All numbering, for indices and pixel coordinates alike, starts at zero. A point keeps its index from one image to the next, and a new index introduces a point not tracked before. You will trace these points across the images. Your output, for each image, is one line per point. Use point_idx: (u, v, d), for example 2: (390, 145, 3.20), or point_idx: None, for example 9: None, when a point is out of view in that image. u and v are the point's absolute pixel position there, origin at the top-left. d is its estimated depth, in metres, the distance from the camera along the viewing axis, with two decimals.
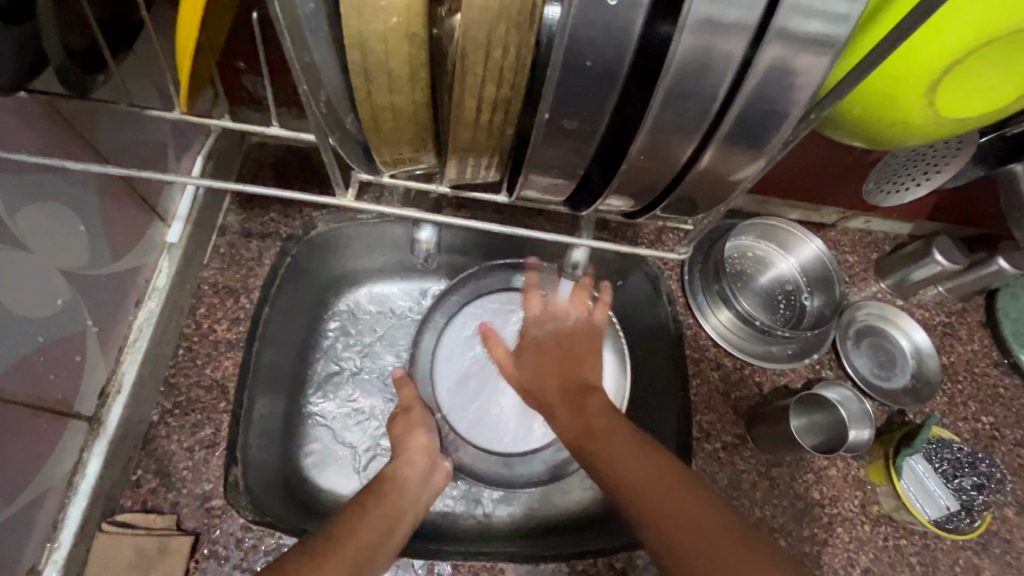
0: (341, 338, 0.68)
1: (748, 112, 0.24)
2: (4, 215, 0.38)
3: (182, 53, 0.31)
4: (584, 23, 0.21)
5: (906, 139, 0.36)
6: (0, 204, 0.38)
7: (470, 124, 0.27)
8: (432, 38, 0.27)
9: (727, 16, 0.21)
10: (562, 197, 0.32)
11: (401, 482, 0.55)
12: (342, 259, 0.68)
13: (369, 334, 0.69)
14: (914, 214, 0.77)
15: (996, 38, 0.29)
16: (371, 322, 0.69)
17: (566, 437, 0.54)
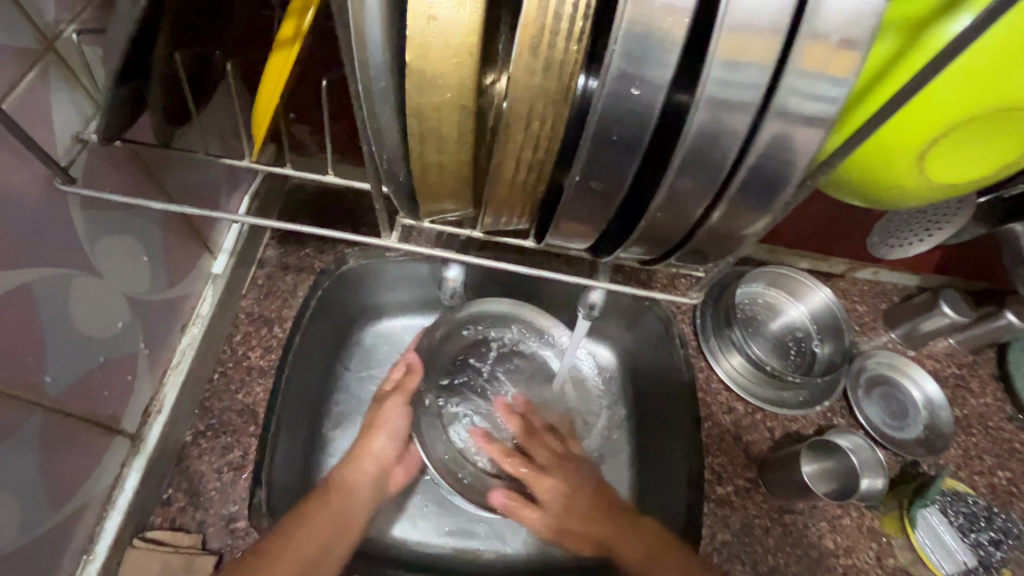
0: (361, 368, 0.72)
1: (752, 177, 0.28)
2: (86, 244, 0.43)
3: (260, 117, 0.35)
4: (614, 102, 0.25)
5: (901, 199, 0.39)
6: (85, 234, 0.43)
7: (509, 180, 0.31)
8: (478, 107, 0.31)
9: (735, 98, 0.25)
10: (583, 246, 0.36)
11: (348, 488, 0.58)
12: (368, 294, 0.72)
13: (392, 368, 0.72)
14: (920, 266, 0.80)
15: (977, 114, 0.32)
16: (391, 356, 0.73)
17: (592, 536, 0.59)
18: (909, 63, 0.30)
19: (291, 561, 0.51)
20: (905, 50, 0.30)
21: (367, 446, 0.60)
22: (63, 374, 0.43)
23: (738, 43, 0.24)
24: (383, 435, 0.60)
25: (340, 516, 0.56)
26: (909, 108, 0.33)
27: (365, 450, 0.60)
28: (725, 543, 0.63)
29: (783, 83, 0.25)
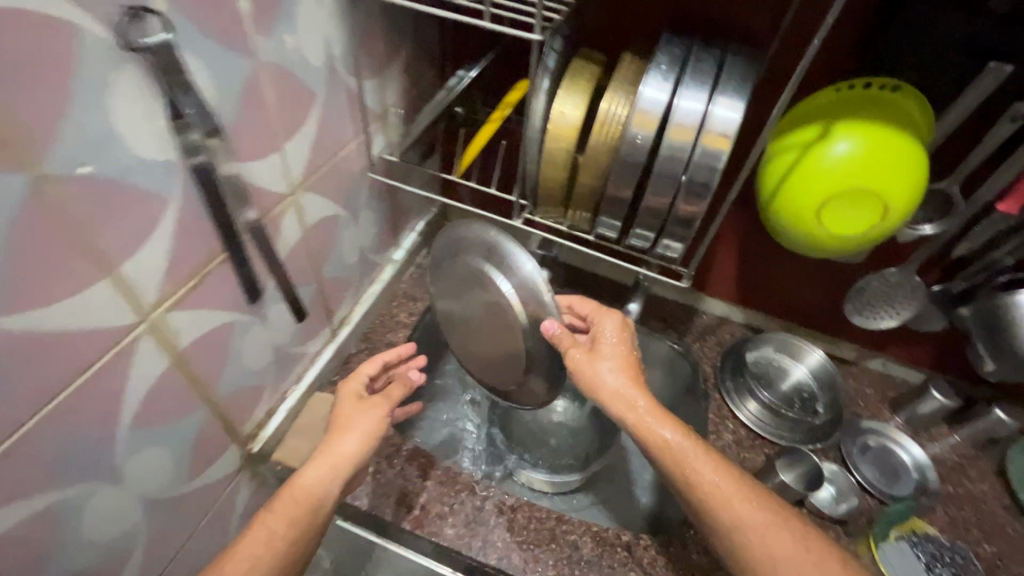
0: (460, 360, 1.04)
1: (691, 189, 0.55)
2: (365, 207, 0.81)
3: (471, 150, 0.72)
4: (630, 147, 0.55)
5: (820, 244, 0.66)
6: (366, 203, 0.81)
7: (583, 186, 0.63)
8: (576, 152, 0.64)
9: (677, 152, 0.54)
10: (615, 235, 0.66)
11: (304, 492, 0.59)
12: None
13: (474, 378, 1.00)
14: (922, 363, 0.95)
15: (839, 192, 0.61)
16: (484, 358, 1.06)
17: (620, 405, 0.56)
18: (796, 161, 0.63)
19: (250, 563, 0.53)
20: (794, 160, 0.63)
21: (336, 452, 0.63)
22: (332, 269, 0.79)
23: (677, 128, 0.53)
24: (356, 437, 0.64)
25: (297, 518, 0.57)
26: (789, 169, 0.63)
27: (333, 450, 0.63)
28: None
29: (698, 148, 0.53)
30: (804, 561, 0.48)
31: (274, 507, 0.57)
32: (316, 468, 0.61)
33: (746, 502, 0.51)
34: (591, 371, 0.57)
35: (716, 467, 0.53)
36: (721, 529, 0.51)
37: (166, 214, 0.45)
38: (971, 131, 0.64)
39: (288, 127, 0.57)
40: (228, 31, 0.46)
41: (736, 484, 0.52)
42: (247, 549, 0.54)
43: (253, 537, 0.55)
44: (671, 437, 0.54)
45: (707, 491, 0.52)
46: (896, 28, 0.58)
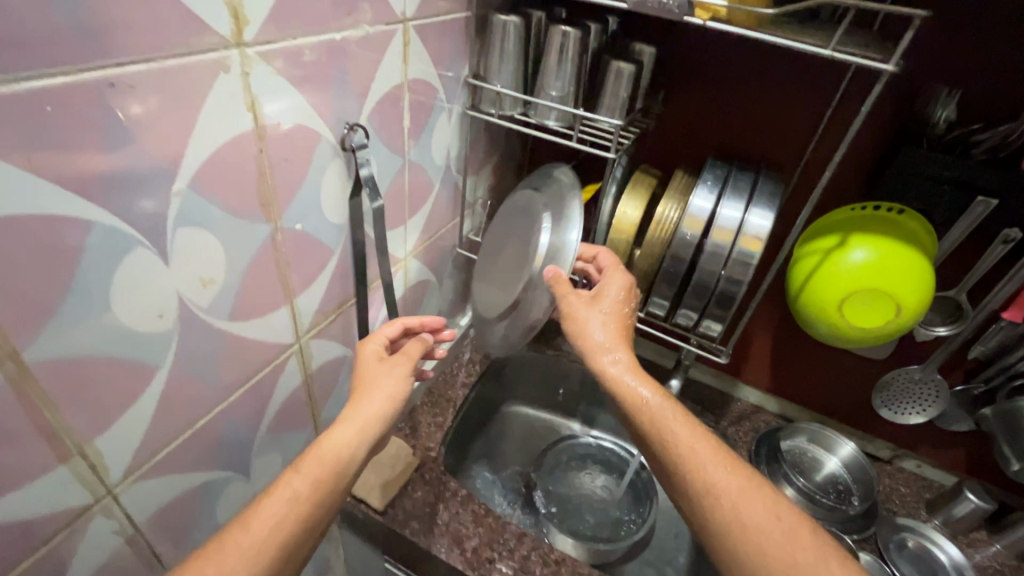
0: (502, 434, 1.22)
1: (729, 278, 0.68)
2: (448, 278, 0.97)
3: None
4: (678, 243, 0.69)
5: (849, 335, 0.76)
6: (450, 275, 0.97)
7: (637, 271, 0.77)
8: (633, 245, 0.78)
9: (717, 247, 0.67)
10: (663, 313, 0.78)
11: (331, 448, 0.55)
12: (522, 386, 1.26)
13: (506, 453, 1.19)
14: (955, 466, 0.99)
15: (847, 296, 0.73)
16: (521, 434, 1.24)
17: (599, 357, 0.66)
18: (810, 266, 0.77)
19: (272, 526, 0.47)
20: (812, 266, 0.76)
21: (365, 409, 0.59)
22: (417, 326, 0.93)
23: (718, 230, 0.67)
24: (381, 396, 0.61)
25: (321, 477, 0.52)
26: (814, 270, 0.76)
27: (360, 408, 0.59)
28: None
29: (736, 247, 0.67)
30: (770, 526, 0.51)
31: (298, 470, 0.52)
32: (347, 426, 0.57)
33: (718, 465, 0.56)
34: (583, 318, 0.68)
35: (690, 431, 0.59)
36: (691, 484, 0.55)
37: (330, 262, 0.61)
38: (971, 249, 0.75)
39: (412, 207, 0.74)
40: (394, 139, 0.64)
41: (708, 448, 0.57)
42: (265, 509, 0.48)
43: (274, 495, 0.49)
44: (648, 395, 0.62)
45: (677, 447, 0.58)
46: (892, 171, 0.72)
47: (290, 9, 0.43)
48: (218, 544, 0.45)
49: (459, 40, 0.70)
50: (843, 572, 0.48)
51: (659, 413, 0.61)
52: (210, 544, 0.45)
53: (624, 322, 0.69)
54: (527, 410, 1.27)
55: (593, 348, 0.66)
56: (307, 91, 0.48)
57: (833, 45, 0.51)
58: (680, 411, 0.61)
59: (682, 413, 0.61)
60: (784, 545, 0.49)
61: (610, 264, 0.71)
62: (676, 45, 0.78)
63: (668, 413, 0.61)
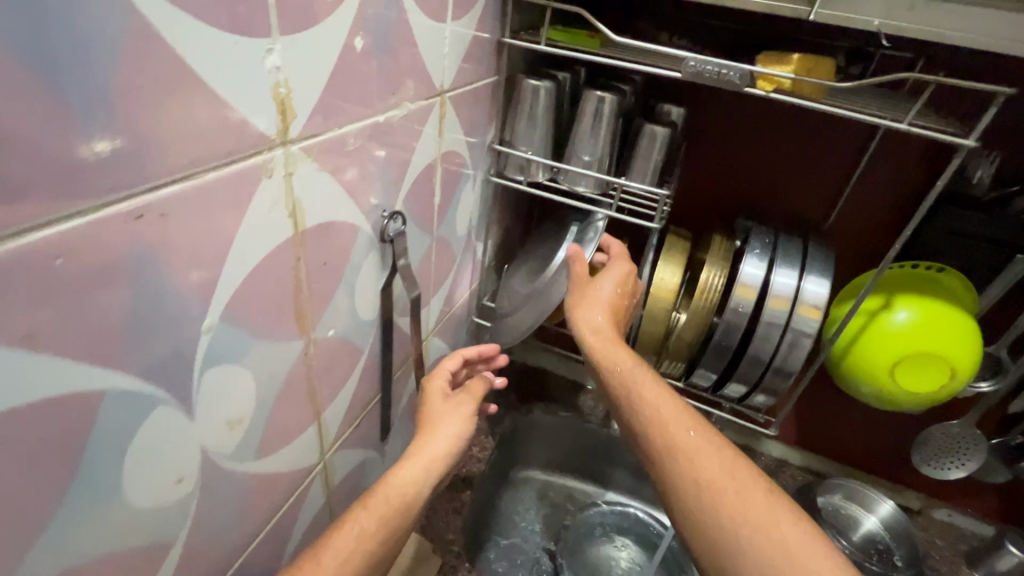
0: (516, 500, 1.09)
1: (787, 352, 0.64)
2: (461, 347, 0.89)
3: None
4: (731, 315, 0.65)
5: (905, 398, 0.72)
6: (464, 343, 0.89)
7: (680, 342, 0.72)
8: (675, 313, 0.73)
9: (774, 319, 0.63)
10: (708, 384, 0.73)
11: (402, 486, 0.52)
12: (535, 449, 1.16)
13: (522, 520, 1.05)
14: (987, 514, 0.97)
15: (901, 357, 0.70)
16: (536, 498, 1.11)
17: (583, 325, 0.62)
18: (860, 326, 0.73)
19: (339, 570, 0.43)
20: (863, 325, 0.73)
21: (430, 443, 0.57)
22: None
23: (774, 298, 0.63)
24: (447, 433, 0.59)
25: (388, 514, 0.49)
26: (859, 332, 0.73)
27: (426, 444, 0.57)
28: None
29: (794, 319, 0.63)
30: (724, 485, 0.46)
31: (368, 504, 0.48)
32: (414, 464, 0.54)
33: (682, 425, 0.51)
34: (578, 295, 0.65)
35: (661, 395, 0.54)
36: (650, 445, 0.51)
37: (358, 363, 0.52)
38: (1008, 303, 0.74)
39: (436, 283, 0.67)
40: (424, 217, 0.57)
41: (672, 410, 0.52)
42: (335, 552, 0.44)
43: (342, 536, 0.45)
44: (624, 362, 0.57)
45: (642, 411, 0.53)
46: (931, 229, 0.71)
47: (337, 97, 0.36)
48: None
49: (485, 105, 0.65)
50: (794, 535, 0.43)
51: (626, 375, 0.56)
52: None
53: (619, 305, 0.65)
54: (540, 473, 1.16)
55: (578, 324, 0.62)
56: (348, 182, 0.41)
57: (908, 119, 0.49)
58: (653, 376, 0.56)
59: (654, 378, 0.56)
60: (739, 506, 0.45)
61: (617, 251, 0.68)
62: (701, 105, 0.76)
63: (638, 375, 0.56)
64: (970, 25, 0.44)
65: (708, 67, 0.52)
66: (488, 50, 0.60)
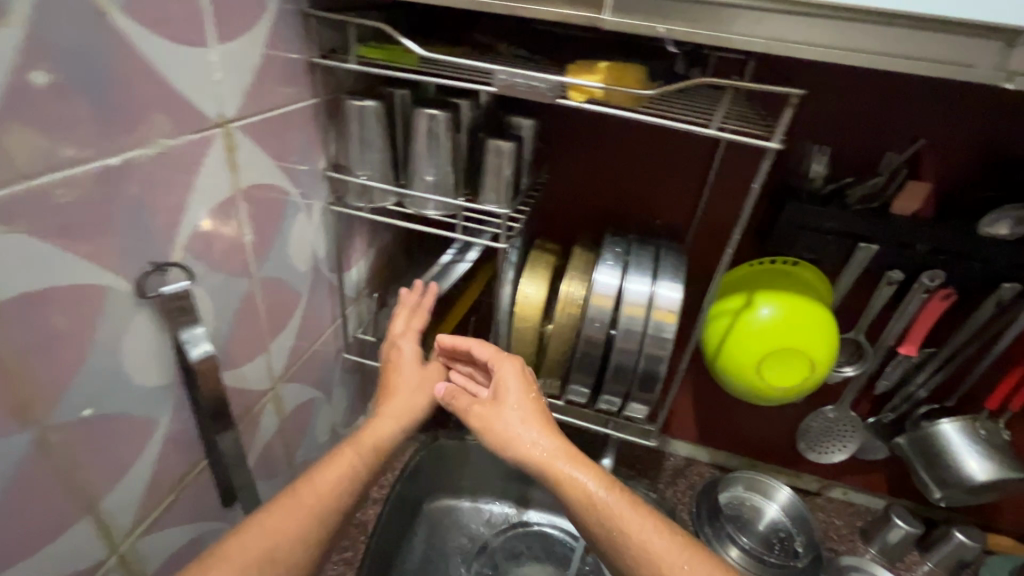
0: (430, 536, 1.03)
1: (649, 361, 0.63)
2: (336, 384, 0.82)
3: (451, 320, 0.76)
4: (590, 328, 0.63)
5: (772, 396, 0.73)
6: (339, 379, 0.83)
7: (550, 358, 0.69)
8: (545, 325, 0.71)
9: (631, 329, 0.62)
10: (585, 400, 0.70)
11: (379, 432, 0.62)
12: (446, 477, 1.10)
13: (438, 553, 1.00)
14: (877, 488, 1.01)
15: (765, 355, 0.71)
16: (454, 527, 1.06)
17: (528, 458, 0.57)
18: (732, 325, 0.73)
19: (318, 499, 0.53)
20: (729, 327, 0.73)
21: (408, 392, 0.67)
22: (304, 452, 0.77)
23: (630, 307, 0.61)
24: (424, 384, 0.68)
25: (371, 457, 0.60)
26: (726, 333, 0.73)
27: (400, 390, 0.67)
28: None
29: (650, 328, 0.61)
30: None
31: (350, 444, 0.59)
32: (386, 419, 0.64)
33: (682, 560, 0.51)
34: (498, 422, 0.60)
35: (644, 520, 0.53)
36: None
37: (153, 434, 0.46)
38: (863, 288, 0.77)
39: (273, 326, 0.61)
40: (230, 259, 0.51)
41: (665, 545, 0.52)
42: (316, 482, 0.55)
43: (337, 466, 0.57)
44: (595, 489, 0.54)
45: (635, 548, 0.52)
46: (782, 225, 0.71)
47: (16, 146, 0.31)
48: (295, 491, 0.53)
49: (308, 129, 0.59)
50: None
51: (599, 512, 0.53)
52: (286, 491, 0.53)
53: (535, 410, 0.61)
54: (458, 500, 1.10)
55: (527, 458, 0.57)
56: (71, 236, 0.35)
57: (715, 125, 0.47)
58: (631, 499, 0.55)
59: (635, 502, 0.55)
60: None
61: (493, 360, 0.62)
62: (556, 116, 0.74)
63: (615, 509, 0.53)
64: (784, 31, 0.43)
65: (518, 80, 0.49)
66: (299, 72, 0.55)
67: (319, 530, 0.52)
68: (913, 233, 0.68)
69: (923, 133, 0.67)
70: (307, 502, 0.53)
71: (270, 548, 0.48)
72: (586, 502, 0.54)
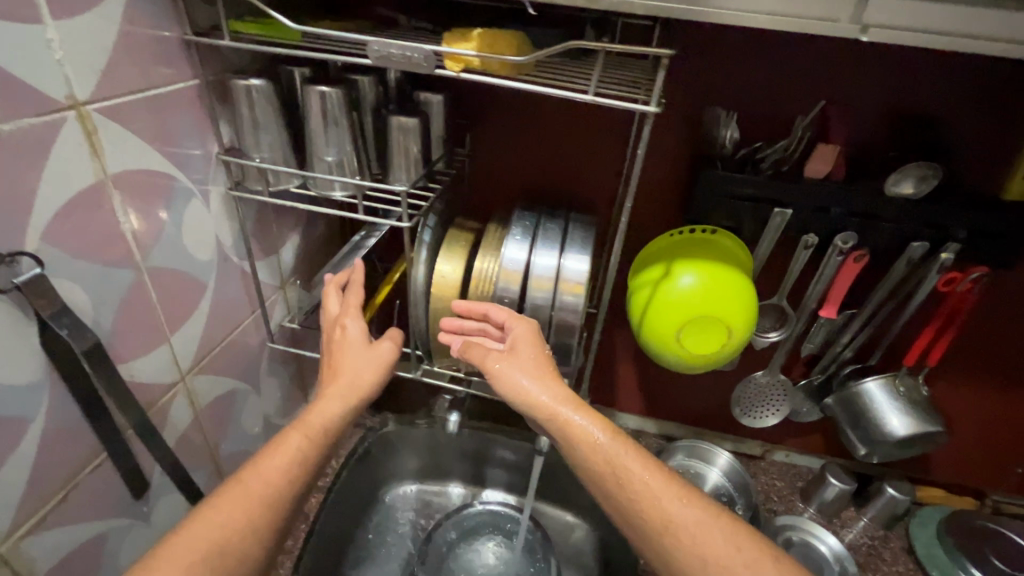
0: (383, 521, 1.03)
1: (559, 333, 0.63)
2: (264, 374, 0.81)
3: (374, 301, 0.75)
4: (500, 305, 0.63)
5: (692, 363, 0.74)
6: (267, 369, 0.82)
7: None
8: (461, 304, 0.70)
9: (539, 303, 0.62)
10: None
11: (326, 413, 0.60)
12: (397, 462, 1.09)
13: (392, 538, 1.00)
14: (814, 449, 1.03)
15: (683, 323, 0.71)
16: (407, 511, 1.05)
17: (536, 410, 0.57)
18: (652, 293, 0.73)
19: (264, 487, 0.52)
20: (650, 295, 0.73)
21: (343, 368, 0.64)
22: (230, 444, 0.76)
23: (536, 281, 0.61)
24: (375, 360, 0.65)
25: (318, 441, 0.58)
26: (646, 303, 0.73)
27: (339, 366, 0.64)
28: None
29: (558, 302, 0.61)
30: (733, 560, 0.48)
31: (293, 429, 0.57)
32: (333, 398, 0.61)
33: (678, 500, 0.51)
34: (508, 379, 0.58)
35: (645, 465, 0.54)
36: (648, 522, 0.51)
37: (25, 432, 0.45)
38: (782, 253, 0.78)
39: (172, 317, 0.60)
40: (102, 249, 0.49)
41: (661, 482, 0.52)
42: (266, 468, 0.53)
43: (280, 453, 0.55)
44: (599, 435, 0.54)
45: (634, 489, 0.52)
46: (696, 193, 0.71)
47: None
48: (238, 483, 0.52)
49: (191, 111, 0.57)
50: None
51: (600, 457, 0.54)
52: (232, 482, 0.52)
53: (545, 366, 0.58)
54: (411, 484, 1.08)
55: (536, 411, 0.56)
56: None
57: (591, 89, 0.47)
58: (630, 442, 0.55)
59: (634, 445, 0.55)
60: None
61: (508, 321, 0.58)
62: (468, 91, 0.73)
63: (615, 454, 0.54)
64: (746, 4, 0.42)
65: (392, 50, 0.48)
66: (170, 51, 0.53)
67: (265, 518, 0.51)
68: (825, 197, 0.68)
69: (827, 95, 0.67)
70: (254, 491, 0.52)
71: (221, 541, 0.48)
72: (588, 449, 0.54)
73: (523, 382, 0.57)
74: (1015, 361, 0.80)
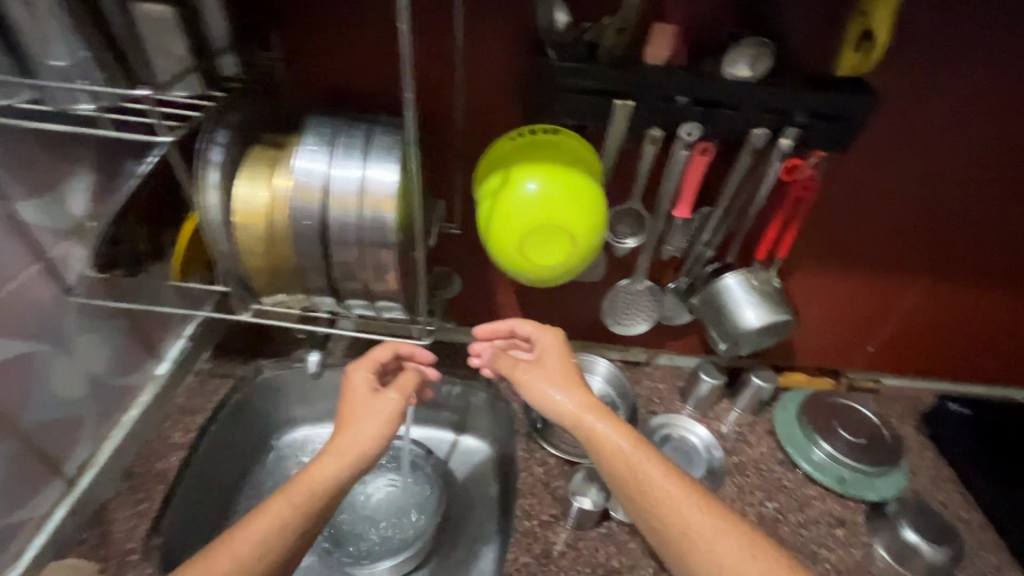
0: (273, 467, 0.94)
1: (372, 251, 0.56)
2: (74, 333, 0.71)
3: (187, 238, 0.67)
4: (301, 226, 0.55)
5: (542, 275, 0.70)
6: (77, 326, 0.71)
7: (280, 266, 0.61)
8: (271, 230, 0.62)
9: (343, 219, 0.55)
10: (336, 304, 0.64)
11: (316, 476, 0.59)
12: None
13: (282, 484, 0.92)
14: (692, 350, 1.06)
15: (528, 232, 0.66)
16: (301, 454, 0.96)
17: (568, 418, 0.67)
18: (495, 201, 0.67)
19: (229, 563, 0.52)
20: (492, 203, 0.67)
21: (356, 407, 0.67)
22: (41, 412, 0.68)
23: (338, 198, 0.54)
24: (384, 412, 0.66)
25: (307, 502, 0.57)
26: (489, 213, 0.67)
27: (350, 416, 0.66)
28: (524, 565, 0.74)
29: (365, 217, 0.55)
30: (750, 565, 0.54)
31: (277, 495, 0.57)
32: (334, 455, 0.61)
33: (695, 509, 0.58)
34: (541, 390, 0.70)
35: (668, 474, 0.61)
36: (672, 530, 0.58)
37: None
38: (632, 150, 0.73)
39: None
40: None
41: (685, 496, 0.59)
42: (238, 541, 0.53)
43: (263, 522, 0.55)
44: (623, 442, 0.63)
45: (657, 493, 0.59)
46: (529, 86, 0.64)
47: None
48: (208, 558, 0.52)
49: None
50: None
51: (624, 466, 0.61)
52: (202, 558, 0.52)
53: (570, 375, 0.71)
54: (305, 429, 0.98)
55: (566, 414, 0.67)
56: None
57: None
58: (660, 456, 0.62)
59: (662, 458, 0.62)
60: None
61: (535, 329, 0.74)
62: None
63: (645, 464, 0.61)
64: None
65: None
66: None
67: None
68: (664, 83, 0.63)
69: None
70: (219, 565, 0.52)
71: None
72: (618, 457, 0.62)
73: (553, 393, 0.69)
74: (865, 242, 0.83)
